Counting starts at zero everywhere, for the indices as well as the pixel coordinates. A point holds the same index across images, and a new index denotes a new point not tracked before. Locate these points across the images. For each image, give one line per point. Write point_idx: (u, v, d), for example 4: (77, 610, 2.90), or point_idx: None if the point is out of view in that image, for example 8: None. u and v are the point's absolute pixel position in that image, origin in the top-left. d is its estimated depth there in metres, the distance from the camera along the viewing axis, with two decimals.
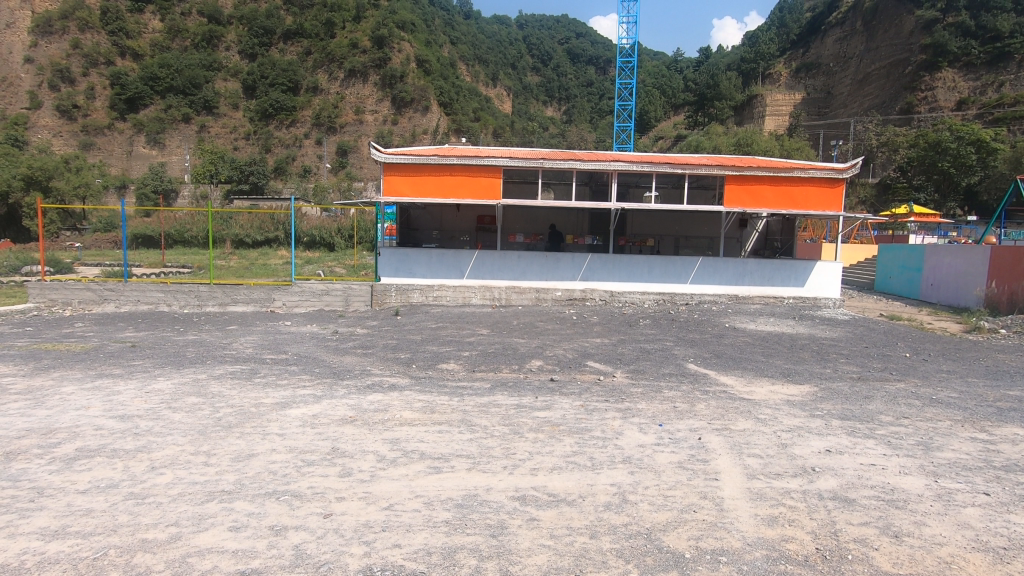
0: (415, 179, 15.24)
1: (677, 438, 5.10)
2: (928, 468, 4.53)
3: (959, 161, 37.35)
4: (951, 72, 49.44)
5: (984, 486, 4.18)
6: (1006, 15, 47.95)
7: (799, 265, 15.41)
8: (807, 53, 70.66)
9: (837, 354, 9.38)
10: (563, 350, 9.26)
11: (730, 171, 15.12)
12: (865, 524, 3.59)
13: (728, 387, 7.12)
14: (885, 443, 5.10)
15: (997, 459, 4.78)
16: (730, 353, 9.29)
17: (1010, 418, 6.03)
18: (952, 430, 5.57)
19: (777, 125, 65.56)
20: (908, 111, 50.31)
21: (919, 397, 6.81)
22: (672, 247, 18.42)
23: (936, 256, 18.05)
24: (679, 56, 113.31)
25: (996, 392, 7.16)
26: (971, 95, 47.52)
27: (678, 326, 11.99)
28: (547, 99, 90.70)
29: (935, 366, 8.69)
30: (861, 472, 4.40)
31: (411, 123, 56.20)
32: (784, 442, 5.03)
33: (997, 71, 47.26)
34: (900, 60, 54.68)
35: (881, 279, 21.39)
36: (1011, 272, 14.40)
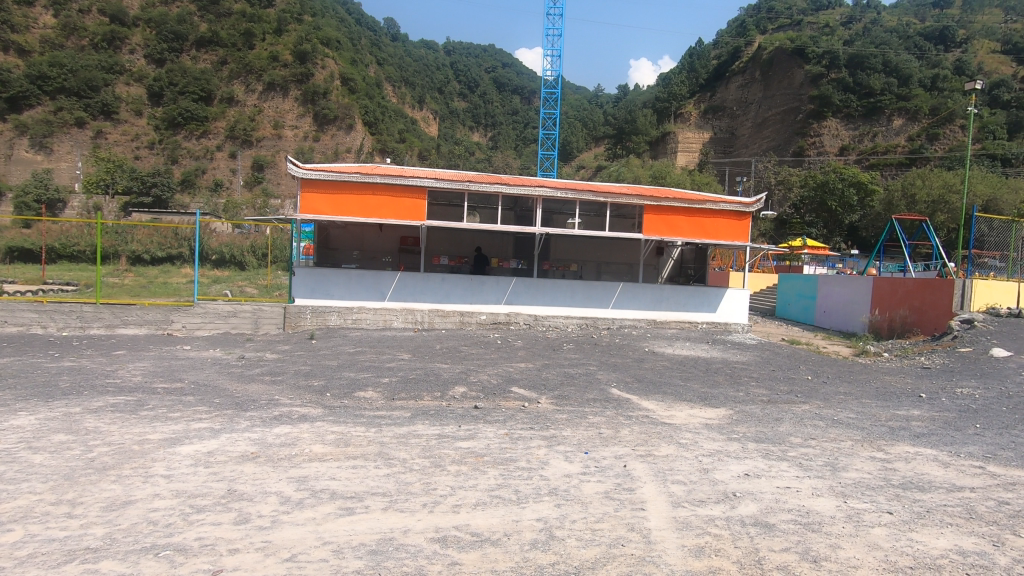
0: (335, 198, 14.64)
1: (603, 467, 5.00)
2: (836, 488, 4.72)
3: (844, 200, 41.74)
4: (835, 121, 55.34)
5: (887, 505, 4.39)
6: (877, 75, 54.77)
7: (711, 291, 16.21)
8: (713, 96, 76.62)
9: (748, 378, 9.82)
10: (487, 375, 9.05)
11: (648, 201, 15.76)
12: (786, 550, 3.62)
13: (650, 411, 7.19)
14: (796, 465, 5.29)
15: (895, 477, 5.09)
16: (650, 377, 9.50)
17: (901, 437, 6.50)
18: (853, 450, 5.90)
19: (688, 160, 70.46)
20: (800, 154, 55.60)
21: (822, 418, 7.22)
22: (594, 272, 18.88)
23: (828, 285, 19.72)
24: (598, 92, 119.11)
25: (888, 412, 7.75)
26: (851, 143, 53.49)
27: (601, 350, 12.16)
28: (473, 124, 91.86)
29: (834, 388, 9.29)
30: (778, 496, 4.49)
31: (334, 140, 54.76)
32: (706, 467, 5.08)
33: (871, 123, 53.72)
34: (792, 108, 60.73)
35: (781, 305, 23.02)
36: (890, 301, 15.97)
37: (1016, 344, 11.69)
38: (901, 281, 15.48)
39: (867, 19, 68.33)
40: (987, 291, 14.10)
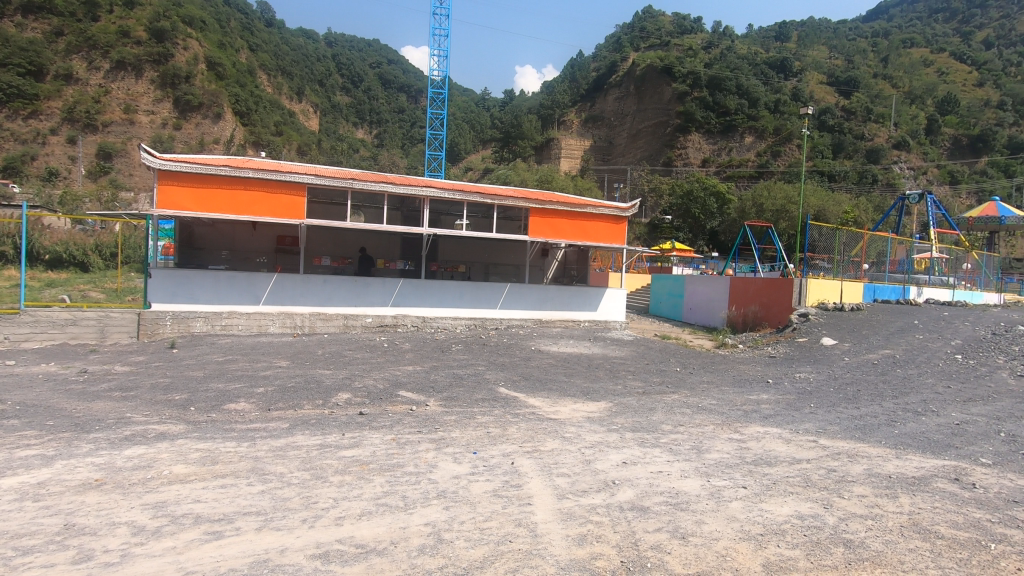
0: (200, 193, 13.34)
1: (491, 465, 5.05)
2: (701, 469, 5.18)
3: (705, 208, 46.14)
4: (698, 136, 60.96)
5: (742, 480, 4.91)
6: (732, 96, 61.22)
7: (592, 291, 17.08)
8: (593, 106, 80.98)
9: (626, 372, 10.51)
10: (373, 380, 8.75)
11: (533, 204, 16.25)
12: (659, 529, 3.91)
13: (536, 408, 7.40)
14: (667, 450, 5.73)
15: (749, 455, 5.70)
16: (537, 374, 9.80)
17: (754, 418, 7.31)
18: (715, 433, 6.52)
19: (570, 166, 73.74)
20: (669, 164, 60.54)
21: (689, 406, 7.91)
22: (481, 273, 19.07)
23: (693, 284, 21.64)
24: (485, 95, 120.56)
25: (743, 397, 8.68)
26: (711, 156, 59.25)
27: (489, 350, 12.28)
28: (357, 121, 88.69)
29: (699, 377, 10.26)
30: (651, 480, 4.83)
31: (199, 129, 49.93)
32: (588, 459, 5.33)
33: (727, 139, 59.94)
34: (661, 122, 66.06)
35: (654, 303, 24.84)
36: (743, 298, 17.90)
37: (840, 334, 13.67)
38: (752, 280, 17.44)
39: (723, 45, 76.05)
40: (818, 289, 16.32)
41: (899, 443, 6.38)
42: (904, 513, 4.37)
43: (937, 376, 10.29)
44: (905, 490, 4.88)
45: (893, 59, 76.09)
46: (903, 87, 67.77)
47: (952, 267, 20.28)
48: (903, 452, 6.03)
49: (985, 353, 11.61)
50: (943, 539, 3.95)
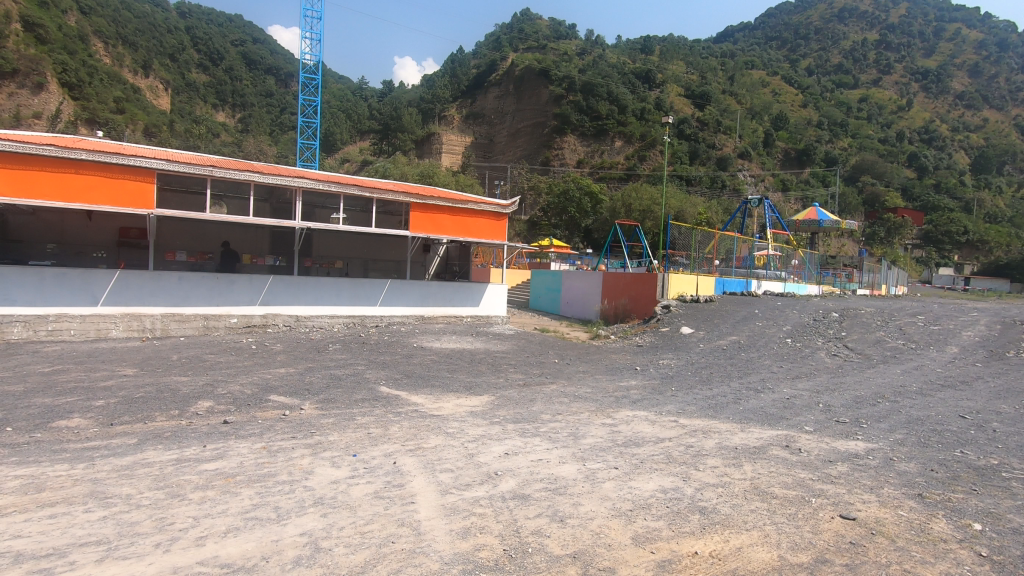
0: (17, 176, 11.33)
1: (372, 467, 4.90)
2: (577, 454, 5.48)
3: (580, 207, 48.54)
4: (573, 138, 63.96)
5: (614, 462, 5.28)
6: (604, 101, 65.04)
7: (474, 286, 17.23)
8: (473, 103, 81.60)
9: (507, 365, 10.76)
10: (239, 386, 8.06)
11: (414, 199, 15.96)
12: (539, 515, 4.07)
13: (418, 405, 7.33)
14: (546, 438, 5.99)
15: (619, 437, 6.14)
16: (419, 371, 9.68)
17: (624, 403, 7.89)
18: (590, 419, 6.93)
19: (451, 162, 73.72)
20: (547, 164, 62.81)
21: (566, 395, 8.32)
22: (360, 269, 18.40)
23: (569, 280, 22.69)
24: (363, 84, 116.14)
25: (614, 384, 9.33)
26: (585, 158, 62.46)
27: (369, 348, 11.89)
28: (217, 102, 80.99)
29: (575, 367, 10.86)
30: (532, 468, 5.01)
31: (13, 100, 42.34)
32: (471, 452, 5.39)
33: (599, 142, 63.57)
34: (539, 123, 68.38)
35: (533, 299, 25.66)
36: (615, 291, 19.14)
37: (695, 323, 15.18)
38: (622, 275, 18.73)
39: (595, 53, 80.39)
40: (678, 282, 17.93)
41: (743, 418, 7.27)
42: (746, 478, 4.98)
43: (772, 357, 11.84)
44: (748, 458, 5.56)
45: (737, 78, 85.59)
46: (745, 103, 76.53)
47: (784, 263, 23.35)
48: (746, 426, 6.86)
49: (808, 337, 13.57)
50: (777, 498, 4.57)
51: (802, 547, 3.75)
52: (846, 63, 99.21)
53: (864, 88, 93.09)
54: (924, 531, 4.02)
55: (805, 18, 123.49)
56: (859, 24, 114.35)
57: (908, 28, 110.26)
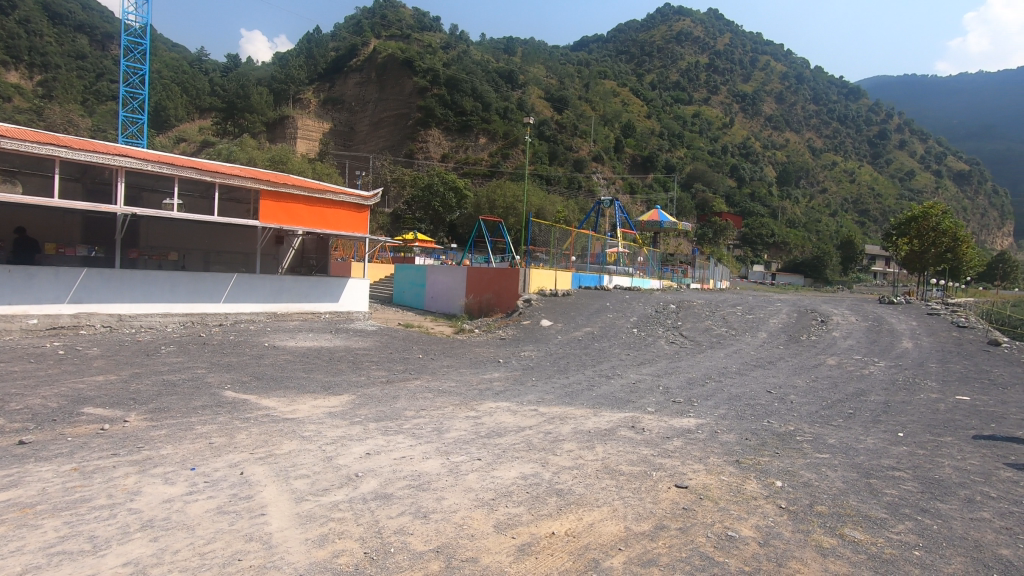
0: None
1: (214, 480, 4.44)
2: (441, 449, 5.48)
3: (444, 201, 48.44)
4: (438, 132, 63.50)
5: (476, 453, 5.38)
6: (468, 97, 65.34)
7: (333, 281, 16.38)
8: (332, 88, 78.46)
9: (369, 362, 10.39)
10: (41, 399, 6.77)
11: (265, 185, 14.67)
12: (402, 513, 4.00)
13: (269, 410, 6.77)
14: (410, 435, 5.90)
15: (482, 429, 6.26)
16: (271, 372, 8.95)
17: (487, 395, 8.06)
18: (454, 413, 6.98)
19: (307, 148, 70.04)
20: (410, 157, 61.72)
21: (430, 390, 8.27)
22: (199, 262, 16.62)
23: (434, 274, 22.55)
24: (203, 55, 104.38)
25: (477, 377, 9.51)
26: (450, 152, 62.32)
27: (210, 350, 10.71)
28: (9, 60, 67.49)
29: (439, 362, 10.83)
30: (394, 467, 4.91)
31: None
32: (329, 455, 5.13)
33: (464, 137, 63.53)
34: (402, 114, 67.11)
35: (397, 293, 25.12)
36: (478, 287, 19.39)
37: (553, 316, 16.00)
38: (485, 270, 19.04)
39: (459, 48, 80.56)
40: (538, 277, 18.75)
41: (596, 404, 7.82)
42: (599, 459, 5.38)
43: (621, 346, 12.90)
44: (599, 440, 6.00)
45: (591, 86, 91.27)
46: (599, 110, 82.09)
47: (631, 259, 25.55)
48: (598, 410, 7.41)
49: (651, 326, 15.01)
50: (624, 474, 4.99)
51: (644, 517, 4.15)
52: (682, 82, 110.73)
53: (696, 105, 104.73)
54: (739, 492, 4.69)
55: (650, 36, 135.59)
56: (693, 46, 128.07)
57: (731, 55, 126.02)
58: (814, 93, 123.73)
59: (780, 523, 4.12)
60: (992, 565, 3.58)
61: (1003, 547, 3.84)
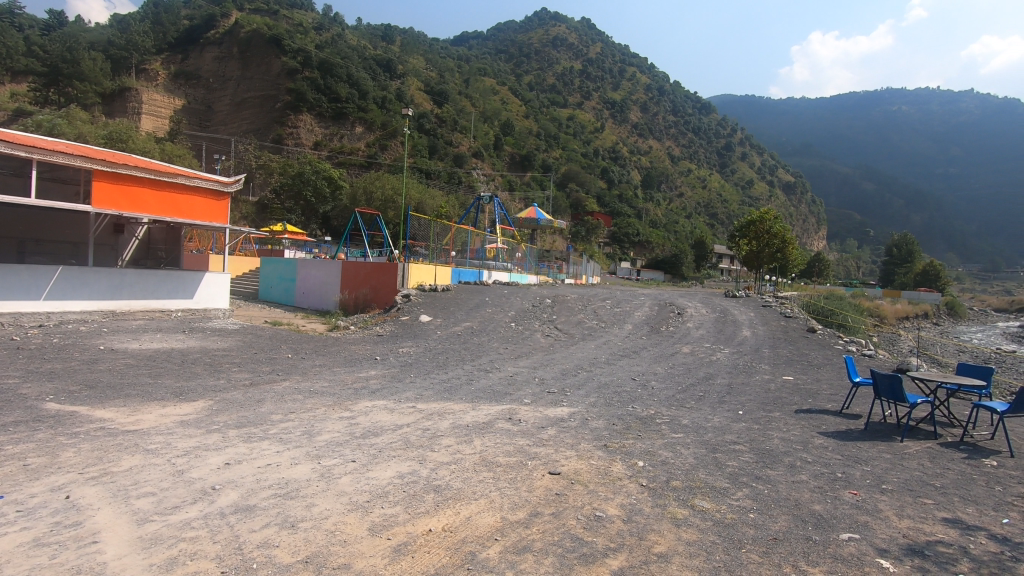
0: None
1: (31, 509, 3.77)
2: (311, 453, 5.18)
3: (317, 191, 45.60)
4: (309, 117, 59.49)
5: (351, 455, 5.16)
6: (343, 83, 61.90)
7: (186, 276, 14.76)
8: (185, 60, 71.12)
9: (230, 364, 9.53)
10: None
11: (99, 165, 12.71)
12: (266, 525, 3.72)
13: (105, 422, 5.91)
14: (276, 441, 5.50)
15: (357, 430, 6.03)
16: (107, 380, 7.80)
17: (363, 395, 7.78)
18: (326, 414, 6.63)
19: (154, 126, 62.20)
20: (279, 142, 57.30)
21: (301, 391, 7.79)
22: (11, 252, 14.05)
23: (305, 268, 21.22)
24: (15, 6, 88.24)
25: (352, 375, 9.13)
26: (323, 140, 58.68)
27: (26, 356, 9.09)
28: None
29: (311, 361, 10.21)
30: (257, 476, 4.55)
31: None
32: (180, 469, 4.61)
33: (339, 125, 60.26)
34: (269, 95, 62.29)
35: (264, 288, 23.29)
36: (354, 282, 18.57)
37: (433, 311, 15.86)
38: (362, 265, 18.30)
39: (333, 31, 76.48)
40: (417, 272, 18.42)
41: (474, 397, 7.91)
42: (476, 453, 5.44)
43: (500, 340, 13.13)
44: (478, 433, 6.07)
45: (471, 82, 91.52)
46: (478, 106, 82.73)
47: (510, 255, 26.14)
48: (476, 404, 7.49)
49: (528, 320, 15.47)
50: (501, 466, 5.10)
51: (520, 506, 4.26)
52: (558, 86, 115.15)
53: (571, 108, 109.57)
54: (607, 474, 5.01)
55: (527, 38, 139.20)
56: (568, 52, 133.56)
57: (602, 63, 133.59)
58: (673, 105, 135.08)
59: (642, 500, 4.47)
60: (807, 519, 4.19)
61: (815, 503, 4.51)
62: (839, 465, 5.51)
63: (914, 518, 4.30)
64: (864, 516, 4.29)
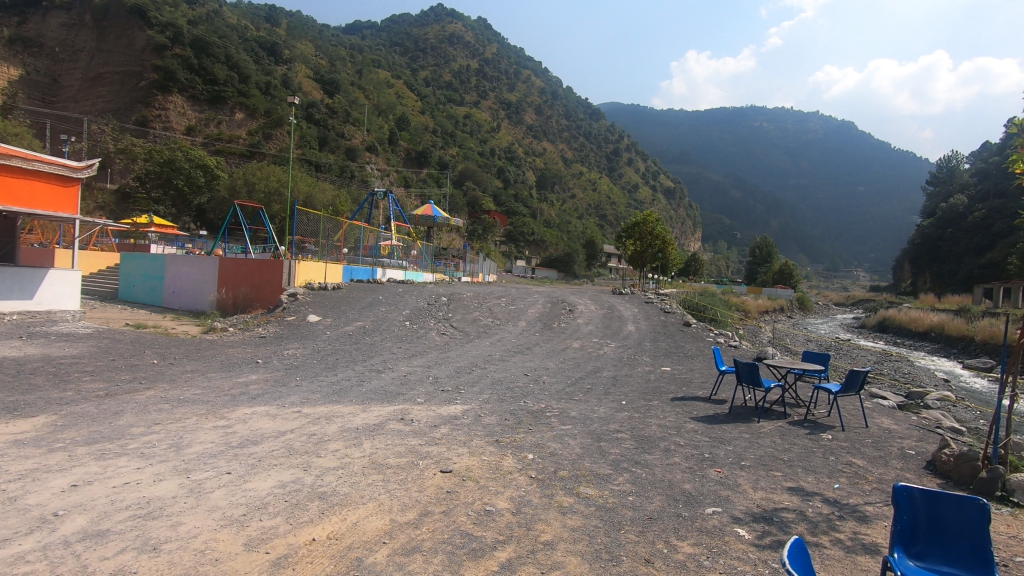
0: None
1: None
2: (179, 467, 4.73)
3: (190, 180, 41.47)
4: (180, 99, 53.70)
5: (225, 467, 4.79)
6: (221, 65, 56.92)
7: (23, 273, 12.80)
8: (23, 24, 61.71)
9: (80, 373, 8.40)
10: None
11: None
12: (122, 551, 3.34)
13: None
14: (137, 456, 4.97)
15: (233, 439, 5.60)
16: None
17: (241, 401, 7.22)
18: (198, 424, 6.09)
19: None
20: (143, 125, 51.14)
21: (168, 401, 7.07)
22: None
23: (175, 265, 19.28)
24: None
25: (229, 381, 8.43)
26: (197, 125, 52.87)
27: None
28: None
29: (181, 367, 9.30)
30: (112, 496, 4.08)
31: None
32: (12, 497, 3.99)
33: (216, 110, 54.94)
34: (132, 72, 55.65)
35: (125, 288, 20.86)
36: (234, 280, 17.18)
37: (323, 311, 15.11)
38: (242, 262, 16.96)
39: (209, 6, 70.03)
40: (305, 270, 17.39)
41: (365, 399, 7.67)
42: (365, 455, 5.28)
43: (393, 340, 12.83)
44: (367, 436, 5.90)
45: (364, 73, 88.17)
46: (372, 99, 80.12)
47: (404, 253, 25.65)
48: (367, 405, 7.27)
49: (423, 319, 15.25)
50: (390, 467, 5.00)
51: (408, 507, 4.21)
52: (454, 83, 114.59)
53: (467, 107, 109.66)
54: (497, 469, 5.10)
55: (423, 32, 137.10)
56: (464, 50, 133.09)
57: (498, 65, 134.99)
58: (566, 110, 139.92)
59: (530, 491, 4.61)
60: (678, 498, 4.56)
61: (686, 482, 4.92)
62: (706, 446, 6.05)
63: (767, 489, 4.84)
64: (726, 492, 4.74)
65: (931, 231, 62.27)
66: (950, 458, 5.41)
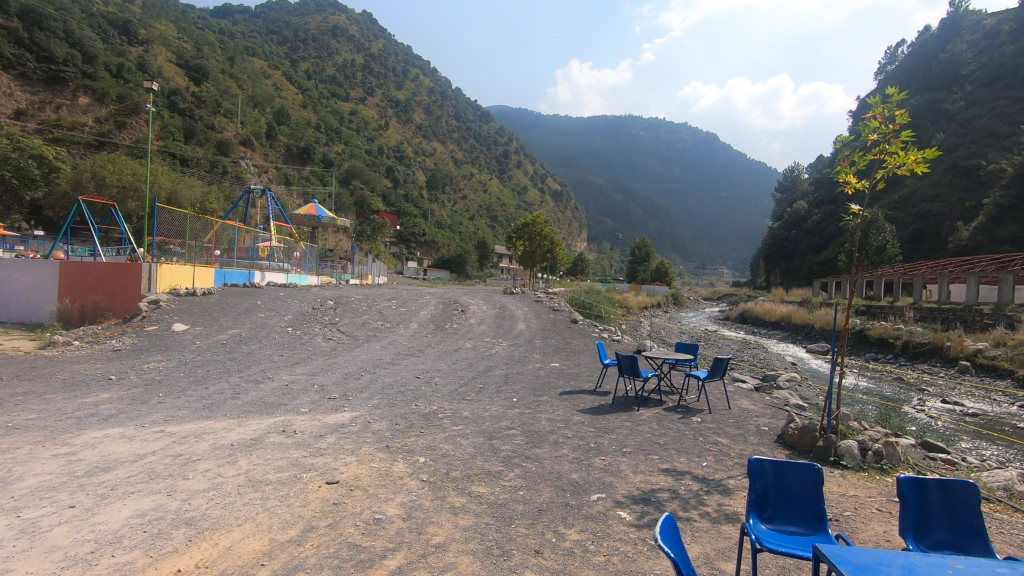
0: None
1: None
2: (6, 507, 4.05)
3: (21, 172, 35.76)
4: (6, 77, 46.16)
5: (69, 500, 4.19)
6: (58, 41, 49.78)
7: None
8: None
9: None
10: None
11: None
12: None
13: None
14: None
15: (79, 468, 4.91)
16: None
17: (89, 424, 6.35)
18: (32, 454, 5.25)
19: None
20: None
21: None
22: None
23: None
24: None
25: (73, 402, 7.35)
26: (29, 109, 45.70)
27: None
28: None
29: (9, 390, 7.93)
30: None
31: None
32: None
33: (53, 92, 48.07)
34: None
35: None
36: (79, 287, 15.00)
37: (191, 318, 13.76)
38: (90, 267, 14.89)
39: None
40: (169, 274, 15.70)
41: (240, 412, 7.10)
42: (241, 473, 4.89)
43: (274, 347, 12.02)
44: (244, 452, 5.45)
45: (236, 61, 81.57)
46: (246, 89, 74.38)
47: (285, 255, 24.10)
48: (243, 419, 6.73)
49: (307, 324, 14.44)
50: (269, 484, 4.66)
51: (291, 524, 3.96)
52: (339, 77, 109.86)
53: (353, 103, 105.56)
54: (387, 474, 4.97)
55: (303, 23, 129.73)
56: (349, 44, 127.96)
57: (384, 61, 131.47)
58: (455, 110, 139.81)
59: (421, 496, 4.54)
60: (566, 488, 4.74)
61: (574, 472, 5.13)
62: (591, 436, 6.36)
63: (645, 471, 5.19)
64: (609, 478, 5.01)
65: (779, 232, 70.64)
66: (795, 431, 6.17)
